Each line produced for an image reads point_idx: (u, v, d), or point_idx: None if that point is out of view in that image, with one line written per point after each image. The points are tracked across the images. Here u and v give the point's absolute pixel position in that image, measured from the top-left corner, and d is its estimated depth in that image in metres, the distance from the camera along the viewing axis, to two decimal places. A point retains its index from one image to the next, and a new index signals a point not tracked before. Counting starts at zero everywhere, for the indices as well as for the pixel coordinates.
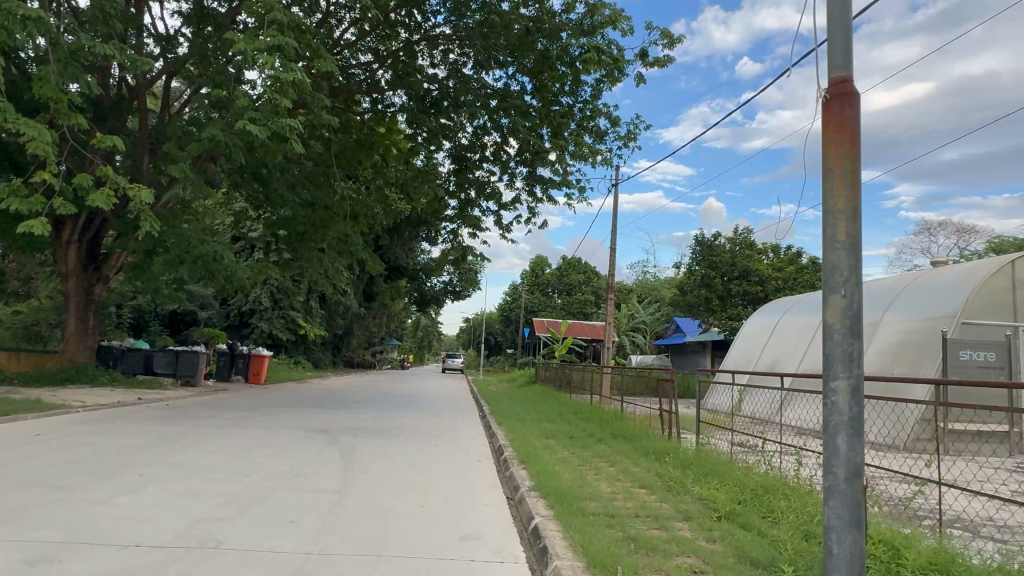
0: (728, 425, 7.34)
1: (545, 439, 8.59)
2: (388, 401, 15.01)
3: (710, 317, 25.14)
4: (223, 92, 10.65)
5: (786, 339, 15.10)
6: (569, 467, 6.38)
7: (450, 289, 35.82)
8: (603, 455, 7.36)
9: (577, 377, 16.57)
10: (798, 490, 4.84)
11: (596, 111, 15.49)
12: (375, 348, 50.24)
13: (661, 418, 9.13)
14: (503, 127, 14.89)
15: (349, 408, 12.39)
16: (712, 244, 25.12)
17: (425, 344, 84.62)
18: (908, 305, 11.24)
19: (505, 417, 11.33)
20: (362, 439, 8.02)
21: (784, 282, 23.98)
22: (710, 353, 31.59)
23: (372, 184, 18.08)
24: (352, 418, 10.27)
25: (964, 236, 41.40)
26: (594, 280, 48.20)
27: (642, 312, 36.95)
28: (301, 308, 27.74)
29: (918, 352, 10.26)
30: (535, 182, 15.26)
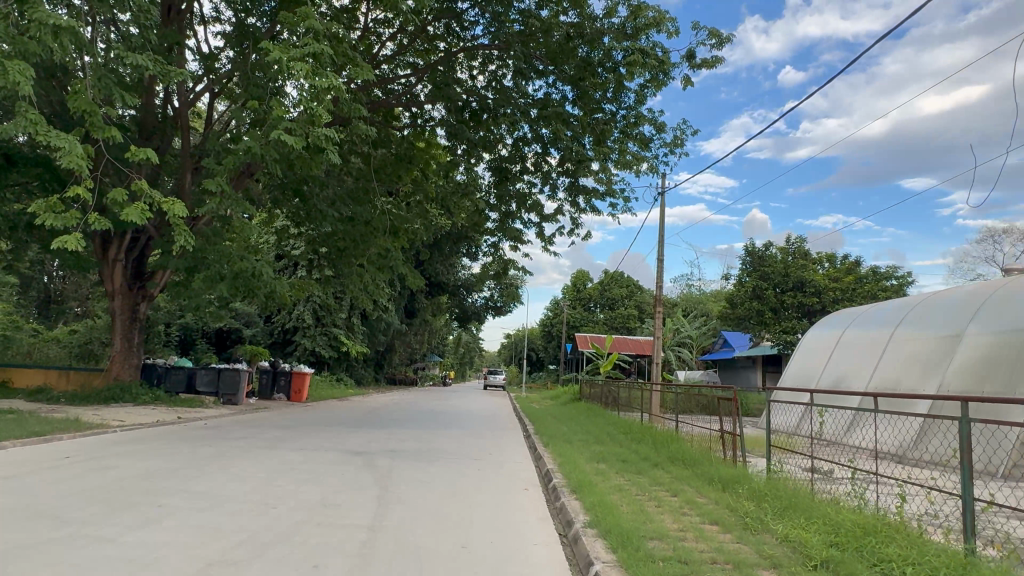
0: (806, 452, 6.56)
1: (597, 464, 7.92)
2: (428, 419, 14.53)
3: (763, 331, 23.97)
4: (259, 104, 10.48)
5: (851, 353, 14.05)
6: (627, 499, 5.74)
7: (491, 304, 35.42)
8: (662, 483, 6.67)
9: (624, 394, 15.78)
10: (907, 535, 4.11)
11: (641, 117, 14.86)
12: (417, 365, 50.14)
13: (722, 440, 8.34)
14: (545, 137, 14.39)
15: (389, 427, 11.96)
16: (763, 254, 24.07)
17: (466, 360, 84.50)
18: (995, 316, 10.20)
19: (551, 438, 10.69)
20: (400, 463, 7.53)
21: (842, 292, 22.70)
22: (761, 368, 30.25)
23: (411, 199, 17.79)
24: (392, 439, 9.82)
25: None
26: (637, 294, 47.22)
27: (689, 326, 35.75)
28: (343, 326, 27.72)
29: (1013, 368, 9.20)
30: (578, 192, 14.70)
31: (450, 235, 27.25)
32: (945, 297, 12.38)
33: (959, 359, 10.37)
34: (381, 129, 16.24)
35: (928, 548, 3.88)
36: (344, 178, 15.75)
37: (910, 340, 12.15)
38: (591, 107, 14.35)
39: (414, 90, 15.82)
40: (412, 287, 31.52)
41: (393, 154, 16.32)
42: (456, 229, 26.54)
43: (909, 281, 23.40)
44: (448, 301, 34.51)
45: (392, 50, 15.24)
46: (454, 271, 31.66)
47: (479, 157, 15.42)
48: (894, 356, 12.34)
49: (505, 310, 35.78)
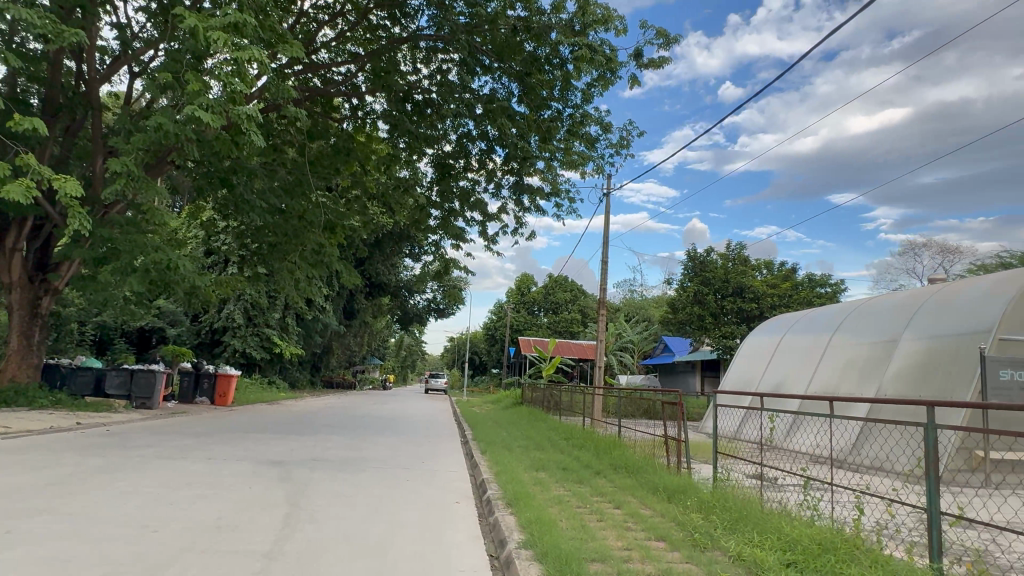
0: (754, 458, 6.24)
1: (536, 473, 7.42)
2: (362, 425, 13.74)
3: (703, 335, 24.18)
4: (175, 78, 9.55)
5: (791, 357, 14.11)
6: (568, 512, 5.27)
7: (434, 306, 34.66)
8: (604, 494, 6.23)
9: (566, 399, 15.40)
10: (867, 553, 3.80)
11: (588, 116, 14.53)
12: (356, 367, 48.69)
13: (665, 446, 7.97)
14: (489, 135, 13.85)
15: (317, 433, 11.17)
16: (704, 260, 24.32)
17: (408, 364, 83.00)
18: (932, 322, 10.26)
19: (490, 444, 10.14)
20: (319, 474, 6.82)
21: (779, 299, 23.12)
22: (700, 373, 30.66)
23: (350, 195, 16.89)
24: (316, 446, 9.05)
25: (949, 255, 41.44)
26: (581, 299, 47.28)
27: (631, 330, 35.88)
28: (276, 326, 26.40)
29: (950, 373, 9.17)
30: (523, 192, 14.24)
31: (392, 234, 26.46)
32: (881, 302, 12.53)
33: (897, 363, 10.41)
34: (318, 120, 15.29)
35: (894, 567, 3.56)
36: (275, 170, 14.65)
37: (849, 345, 12.21)
38: (539, 105, 13.86)
39: (354, 80, 15.02)
40: (351, 287, 30.45)
41: (330, 147, 15.41)
42: (397, 227, 25.69)
43: (842, 289, 24.07)
44: (389, 302, 33.56)
45: (331, 36, 14.30)
46: (395, 272, 30.74)
47: (421, 152, 14.74)
48: (833, 361, 12.40)
49: (448, 313, 35.05)
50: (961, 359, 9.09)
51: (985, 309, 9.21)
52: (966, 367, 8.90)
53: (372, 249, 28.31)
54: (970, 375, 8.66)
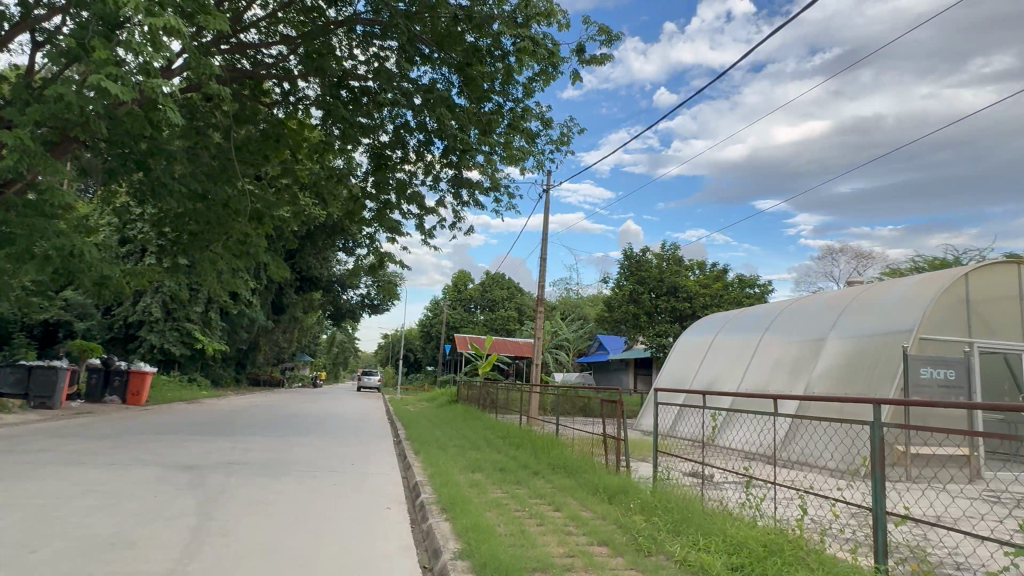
0: (694, 457, 6.16)
1: (472, 474, 7.12)
2: (289, 425, 13.05)
3: (637, 334, 24.51)
4: (81, 46, 8.65)
5: (723, 356, 14.38)
6: (507, 516, 5.01)
7: (368, 302, 33.78)
8: (543, 495, 6.00)
9: (502, 397, 15.16)
10: (812, 554, 3.72)
11: (529, 110, 14.32)
12: (284, 364, 46.87)
13: (604, 444, 7.82)
14: (428, 126, 13.37)
15: (238, 434, 10.48)
16: (639, 259, 24.64)
17: (340, 361, 80.87)
18: (857, 323, 10.59)
19: (424, 444, 9.77)
20: (236, 479, 6.29)
21: (710, 299, 23.68)
22: (633, 371, 31.15)
23: (280, 184, 16.00)
24: (236, 449, 8.45)
25: (863, 260, 43.82)
26: (518, 297, 47.24)
27: (567, 328, 36.04)
28: (198, 321, 24.98)
29: (874, 371, 9.45)
30: (463, 186, 13.88)
31: (325, 227, 25.52)
32: (809, 302, 12.91)
33: (824, 362, 10.71)
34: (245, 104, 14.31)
35: (840, 568, 3.47)
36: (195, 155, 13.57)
37: (778, 344, 12.52)
38: (480, 98, 13.50)
39: (286, 63, 14.17)
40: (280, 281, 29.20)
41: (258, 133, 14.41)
42: (330, 219, 24.76)
43: (769, 290, 24.90)
44: (320, 297, 32.43)
45: (262, 15, 13.42)
46: (328, 266, 29.70)
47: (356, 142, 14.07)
48: (763, 359, 12.68)
49: (383, 309, 34.21)
50: (885, 358, 9.36)
51: (906, 308, 9.57)
52: (889, 365, 9.17)
53: (303, 241, 27.23)
54: (892, 372, 8.97)
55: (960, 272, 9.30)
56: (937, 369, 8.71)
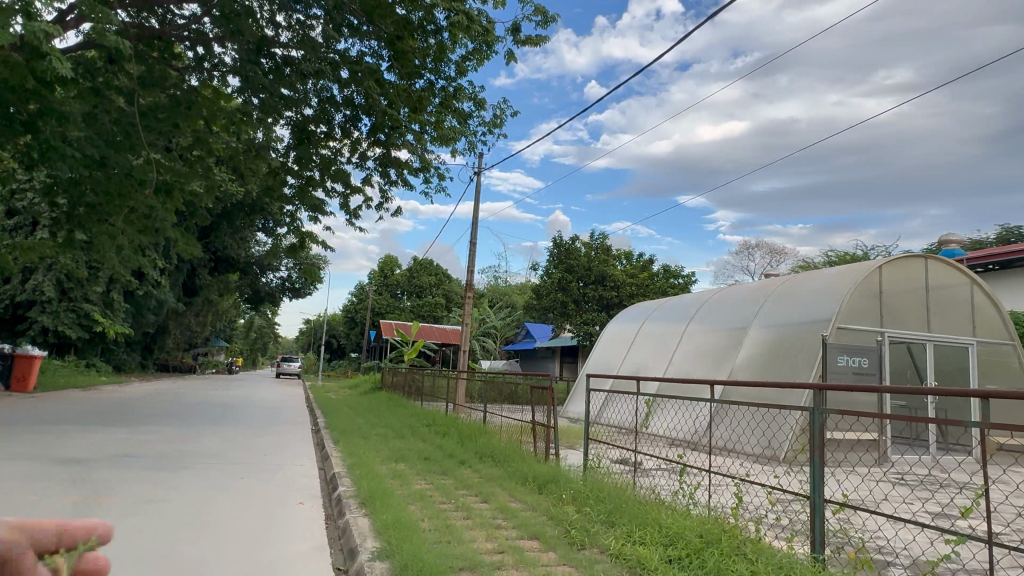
0: (626, 445, 6.04)
1: (394, 464, 6.73)
2: (197, 413, 12.13)
3: (565, 322, 24.58)
4: None
5: (649, 344, 14.53)
6: (431, 510, 4.68)
7: (288, 285, 32.28)
8: (470, 486, 5.71)
9: (428, 384, 14.74)
10: (747, 543, 3.61)
11: (461, 90, 13.89)
12: (196, 349, 44.29)
13: (533, 432, 7.60)
14: (356, 103, 12.62)
15: (138, 423, 9.59)
16: (569, 247, 24.72)
17: (257, 347, 77.53)
18: (779, 313, 10.86)
19: (343, 433, 9.25)
20: (127, 475, 5.63)
21: (637, 288, 24.02)
22: (559, 359, 31.38)
23: (193, 155, 14.47)
24: (132, 439, 7.67)
25: (776, 255, 45.97)
26: (446, 283, 46.62)
27: (495, 315, 35.83)
28: (98, 302, 23.05)
29: (794, 359, 9.68)
30: (390, 166, 13.31)
31: (243, 205, 24.08)
32: (732, 292, 13.23)
33: (746, 350, 10.95)
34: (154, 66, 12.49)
35: (774, 559, 3.37)
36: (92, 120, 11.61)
37: (703, 332, 12.73)
38: (412, 75, 12.87)
39: (201, 24, 12.74)
40: (193, 261, 27.35)
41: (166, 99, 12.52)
42: (248, 196, 23.34)
43: (692, 281, 25.50)
44: (237, 279, 30.65)
45: None
46: (246, 247, 28.10)
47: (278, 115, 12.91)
48: (688, 347, 12.87)
49: (304, 293, 32.77)
50: (804, 347, 9.58)
51: (824, 298, 9.88)
52: (807, 353, 9.41)
53: (218, 219, 25.58)
54: (810, 359, 9.23)
55: (875, 263, 9.62)
56: (853, 357, 9.03)
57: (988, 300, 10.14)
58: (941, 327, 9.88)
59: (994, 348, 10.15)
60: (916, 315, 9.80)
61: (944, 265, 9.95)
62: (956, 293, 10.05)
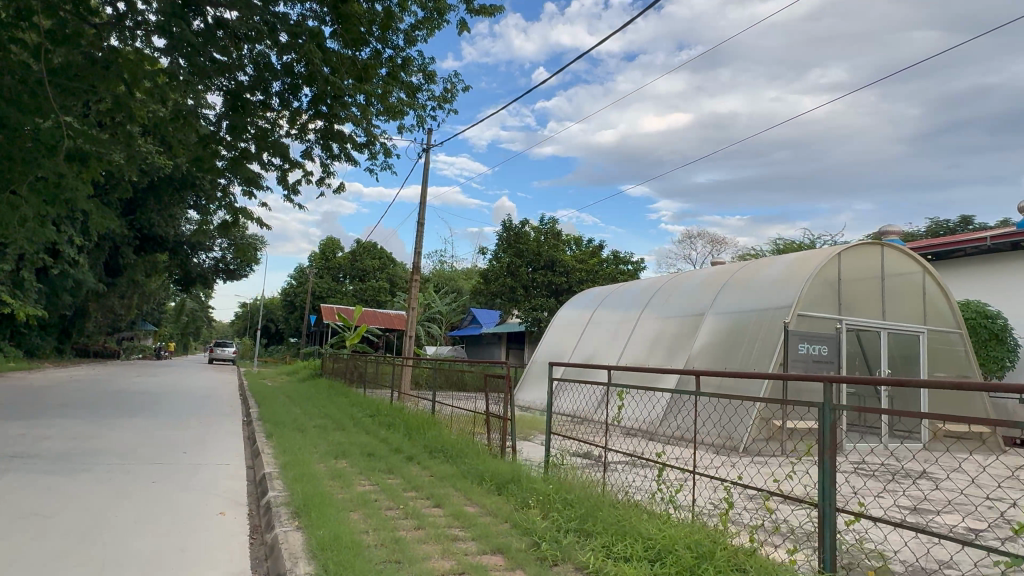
0: (591, 439, 5.54)
1: (334, 462, 6.02)
2: (113, 403, 11.00)
3: (514, 308, 24.09)
4: None
5: (601, 331, 14.20)
6: (377, 519, 4.06)
7: (222, 267, 30.43)
8: (418, 488, 5.10)
9: (371, 370, 13.96)
10: (745, 557, 3.16)
11: (409, 60, 13.01)
12: (120, 333, 41.54)
13: (484, 423, 7.06)
14: (300, 72, 11.24)
15: (39, 415, 8.45)
16: (518, 231, 24.20)
17: (188, 330, 73.98)
18: (736, 300, 10.60)
19: (277, 425, 8.43)
20: (7, 481, 4.72)
21: (586, 274, 23.71)
22: (505, 345, 30.98)
23: (110, 124, 12.34)
24: (26, 435, 6.64)
25: (717, 245, 46.95)
26: (390, 267, 45.34)
27: (440, 300, 35.03)
28: (5, 281, 20.91)
29: (750, 345, 9.39)
30: (332, 139, 12.31)
31: (173, 178, 22.34)
32: (688, 279, 13.02)
33: (702, 336, 10.66)
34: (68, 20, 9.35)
35: None
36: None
37: (658, 320, 12.44)
38: (359, 42, 11.66)
39: None
40: (115, 239, 25.23)
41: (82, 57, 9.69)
42: (178, 169, 21.69)
43: (641, 267, 25.38)
44: (166, 259, 28.59)
45: None
46: (176, 225, 26.23)
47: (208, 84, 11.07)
48: (642, 335, 12.55)
49: (239, 274, 31.03)
50: (763, 333, 9.27)
51: (784, 284, 9.64)
52: (765, 339, 9.13)
53: (144, 194, 23.72)
54: (769, 346, 8.96)
55: (834, 250, 9.41)
56: (813, 345, 8.92)
57: (938, 288, 10.19)
58: (894, 315, 9.86)
59: (943, 336, 10.24)
60: (871, 303, 9.73)
61: (898, 253, 9.92)
62: (909, 280, 10.05)
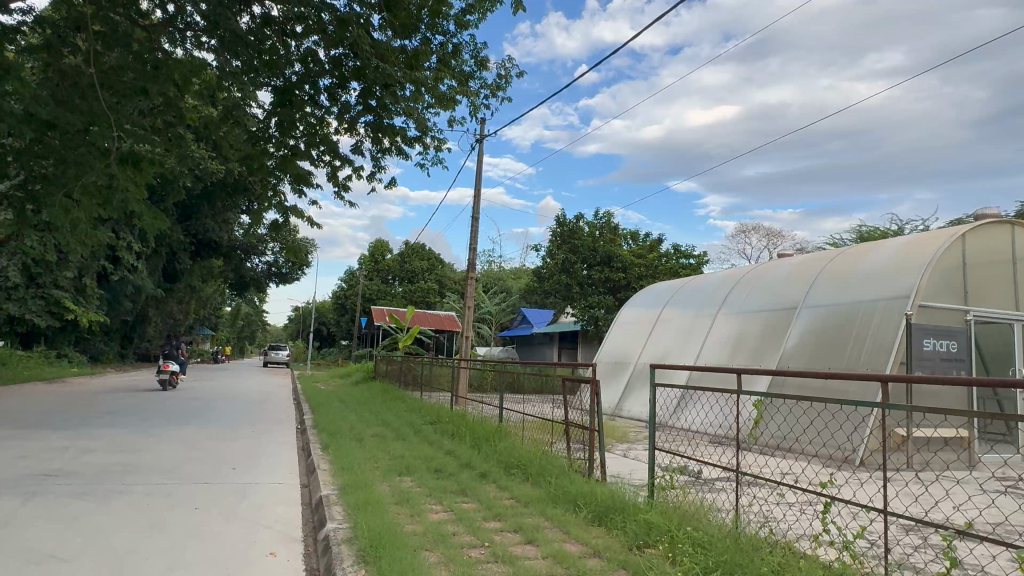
0: (707, 457, 4.60)
1: (399, 481, 5.24)
2: (167, 410, 10.56)
3: (569, 306, 23.09)
4: None
5: (671, 329, 13.15)
6: (462, 567, 3.22)
7: (274, 270, 30.45)
8: (502, 517, 4.27)
9: (426, 372, 13.29)
10: None
11: (460, 47, 12.20)
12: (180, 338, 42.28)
13: (561, 432, 6.14)
14: (348, 67, 10.37)
15: (87, 425, 8.01)
16: (572, 227, 23.27)
17: (243, 334, 75.55)
18: (835, 292, 9.37)
19: (333, 435, 7.78)
20: (30, 508, 4.09)
21: (645, 270, 22.56)
22: (558, 345, 30.02)
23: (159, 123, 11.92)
24: (69, 449, 6.11)
25: (774, 239, 44.93)
26: (438, 268, 44.94)
27: (490, 300, 34.31)
28: (69, 288, 20.86)
29: (861, 340, 8.19)
30: (383, 133, 11.51)
31: (227, 181, 22.35)
32: (775, 267, 11.79)
33: (797, 333, 9.48)
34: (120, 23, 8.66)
35: None
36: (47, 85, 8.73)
37: (739, 317, 11.29)
38: (409, 29, 10.86)
39: None
40: (171, 245, 25.26)
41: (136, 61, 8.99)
42: (230, 173, 21.60)
43: (704, 261, 24.00)
44: (221, 264, 28.78)
45: None
46: (230, 229, 26.30)
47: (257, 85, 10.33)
48: (721, 333, 11.44)
49: (291, 278, 31.01)
50: (876, 328, 8.06)
51: (897, 271, 8.41)
52: (879, 335, 7.93)
53: (198, 199, 23.97)
54: (884, 342, 7.77)
55: (958, 234, 8.12)
56: (940, 340, 7.73)
57: None
58: None
59: None
60: (998, 292, 8.44)
61: None
62: None
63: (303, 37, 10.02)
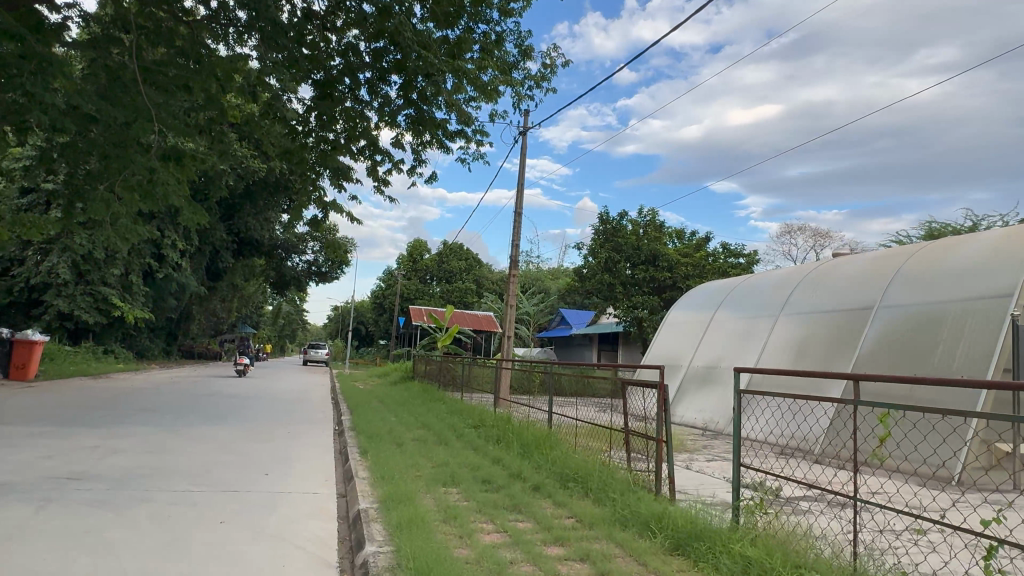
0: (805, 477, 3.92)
1: (444, 494, 4.73)
2: (205, 408, 10.31)
3: (611, 305, 22.34)
4: None
5: (726, 331, 12.39)
6: None
7: (314, 269, 30.38)
8: (563, 542, 3.71)
9: (466, 373, 12.81)
10: None
11: (504, 35, 11.67)
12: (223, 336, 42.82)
13: (619, 440, 5.49)
14: (389, 59, 9.88)
15: (122, 423, 7.72)
16: (616, 225, 22.50)
17: (284, 333, 76.59)
18: (917, 292, 8.50)
19: (371, 438, 7.33)
20: (45, 516, 3.72)
21: (692, 269, 21.73)
22: (598, 346, 29.31)
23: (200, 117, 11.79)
24: (97, 450, 5.79)
25: (821, 239, 43.28)
26: (476, 268, 44.65)
27: (529, 300, 33.76)
28: (116, 285, 21.08)
29: (953, 346, 7.34)
30: (423, 126, 11.03)
31: (268, 180, 22.31)
32: (843, 265, 10.89)
33: (874, 337, 8.64)
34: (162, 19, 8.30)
35: None
36: (88, 77, 8.48)
37: (804, 318, 10.48)
38: (451, 18, 10.33)
39: None
40: (214, 243, 25.42)
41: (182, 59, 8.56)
42: (271, 171, 21.59)
43: (754, 261, 22.95)
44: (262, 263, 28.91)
45: None
46: (270, 228, 26.37)
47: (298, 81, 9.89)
48: (784, 336, 10.65)
49: (331, 277, 30.99)
50: (971, 332, 7.20)
51: (993, 270, 7.52)
52: (976, 340, 7.07)
53: (240, 198, 24.11)
54: (983, 348, 6.92)
55: None
56: None
57: None
58: None
59: None
60: None
61: None
62: None
63: (344, 30, 9.55)
